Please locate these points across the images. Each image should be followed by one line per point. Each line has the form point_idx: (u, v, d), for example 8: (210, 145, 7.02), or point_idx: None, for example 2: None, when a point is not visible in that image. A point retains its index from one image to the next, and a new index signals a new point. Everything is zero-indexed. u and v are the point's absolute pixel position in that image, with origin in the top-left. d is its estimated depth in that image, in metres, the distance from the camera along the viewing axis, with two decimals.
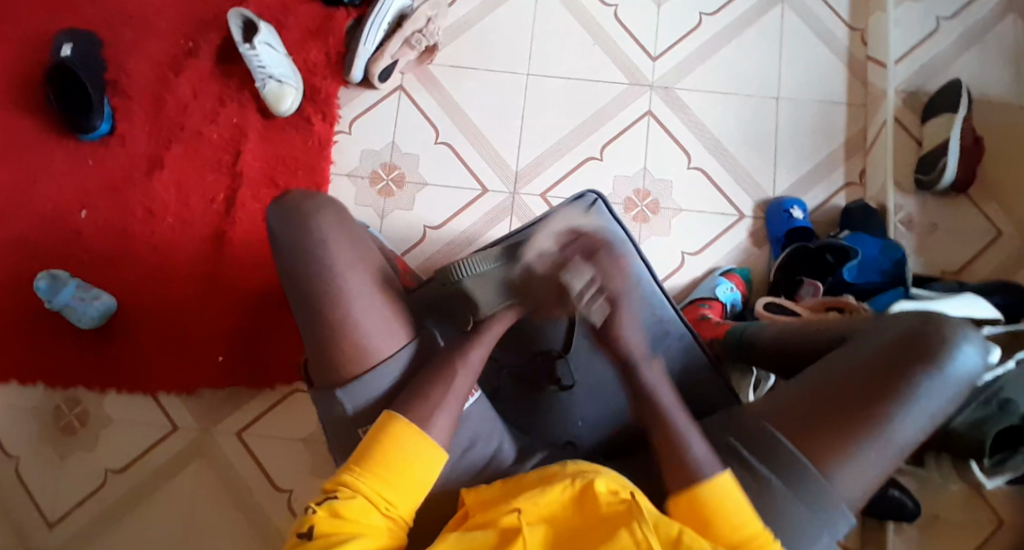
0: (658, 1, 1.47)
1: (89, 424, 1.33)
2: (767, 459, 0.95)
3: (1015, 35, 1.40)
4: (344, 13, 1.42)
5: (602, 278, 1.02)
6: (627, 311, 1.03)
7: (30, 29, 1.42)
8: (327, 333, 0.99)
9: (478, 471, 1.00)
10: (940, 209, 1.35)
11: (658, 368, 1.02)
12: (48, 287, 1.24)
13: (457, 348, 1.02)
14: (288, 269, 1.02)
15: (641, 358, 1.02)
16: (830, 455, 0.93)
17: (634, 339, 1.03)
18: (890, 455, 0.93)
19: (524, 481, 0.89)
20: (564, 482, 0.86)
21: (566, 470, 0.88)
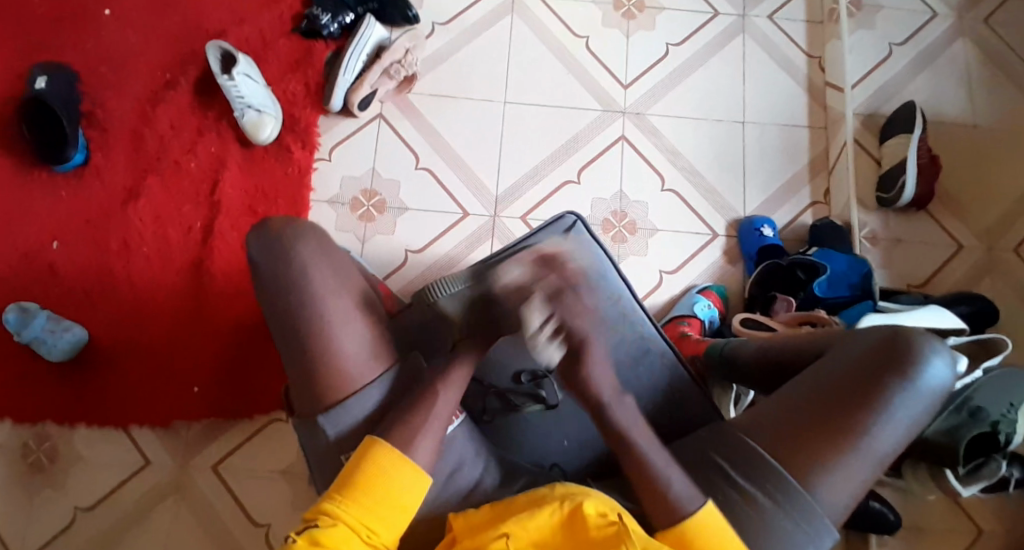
0: (627, 31, 1.48)
1: (58, 462, 1.30)
2: (750, 475, 0.93)
3: (965, 58, 1.47)
4: (323, 45, 1.43)
5: (562, 316, 0.97)
6: (596, 351, 0.98)
7: (6, 63, 1.42)
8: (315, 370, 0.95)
9: (464, 496, 0.97)
10: (902, 224, 1.41)
11: (629, 405, 0.96)
12: (19, 320, 1.27)
13: (439, 370, 0.98)
14: (271, 303, 0.96)
15: (611, 398, 0.96)
16: (811, 468, 0.91)
17: (604, 376, 0.98)
18: (870, 467, 0.92)
19: (514, 505, 0.87)
20: (553, 504, 0.85)
21: (555, 493, 0.87)
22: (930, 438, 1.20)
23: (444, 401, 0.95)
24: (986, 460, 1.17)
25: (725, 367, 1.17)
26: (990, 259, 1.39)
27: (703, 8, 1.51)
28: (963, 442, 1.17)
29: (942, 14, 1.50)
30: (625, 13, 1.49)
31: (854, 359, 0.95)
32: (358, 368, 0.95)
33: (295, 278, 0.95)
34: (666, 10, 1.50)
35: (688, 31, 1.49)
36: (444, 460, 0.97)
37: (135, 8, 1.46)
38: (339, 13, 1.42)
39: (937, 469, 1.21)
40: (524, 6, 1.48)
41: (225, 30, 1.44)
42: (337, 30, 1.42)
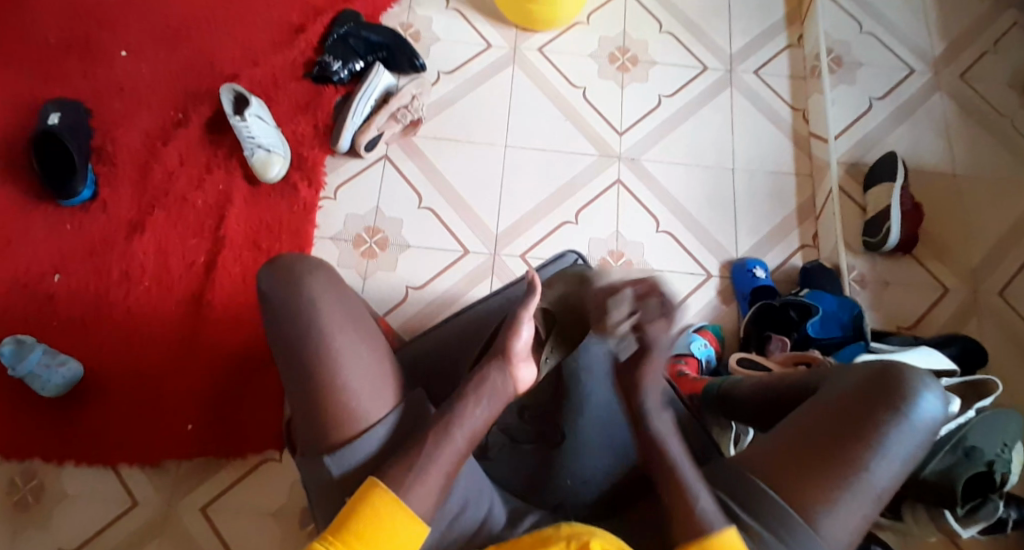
0: (623, 83, 1.55)
1: (43, 500, 1.27)
2: (753, 509, 0.90)
3: (942, 112, 1.56)
4: (332, 89, 1.49)
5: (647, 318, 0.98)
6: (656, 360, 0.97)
7: (21, 100, 1.46)
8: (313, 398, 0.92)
9: (467, 537, 0.93)
10: (889, 267, 1.46)
11: (668, 420, 0.96)
12: (14, 352, 1.24)
13: (449, 407, 0.93)
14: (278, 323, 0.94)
15: (652, 409, 0.96)
16: (810, 503, 0.89)
17: (653, 391, 0.97)
18: (868, 504, 0.90)
19: (520, 545, 0.85)
20: (559, 545, 0.83)
21: (560, 533, 0.85)
22: (926, 479, 1.15)
23: (453, 443, 0.89)
24: (983, 501, 1.14)
25: (722, 405, 1.17)
26: (976, 302, 1.43)
27: (693, 62, 1.59)
28: (960, 483, 1.12)
29: (919, 70, 1.59)
30: (620, 65, 1.57)
31: (848, 393, 0.95)
32: (366, 404, 0.91)
33: (304, 310, 0.92)
34: (658, 64, 1.58)
35: (679, 84, 1.57)
36: (452, 499, 0.93)
37: (150, 50, 1.51)
38: (349, 61, 1.49)
39: (934, 510, 1.17)
40: (525, 57, 1.56)
41: (238, 73, 1.50)
42: (347, 76, 1.49)
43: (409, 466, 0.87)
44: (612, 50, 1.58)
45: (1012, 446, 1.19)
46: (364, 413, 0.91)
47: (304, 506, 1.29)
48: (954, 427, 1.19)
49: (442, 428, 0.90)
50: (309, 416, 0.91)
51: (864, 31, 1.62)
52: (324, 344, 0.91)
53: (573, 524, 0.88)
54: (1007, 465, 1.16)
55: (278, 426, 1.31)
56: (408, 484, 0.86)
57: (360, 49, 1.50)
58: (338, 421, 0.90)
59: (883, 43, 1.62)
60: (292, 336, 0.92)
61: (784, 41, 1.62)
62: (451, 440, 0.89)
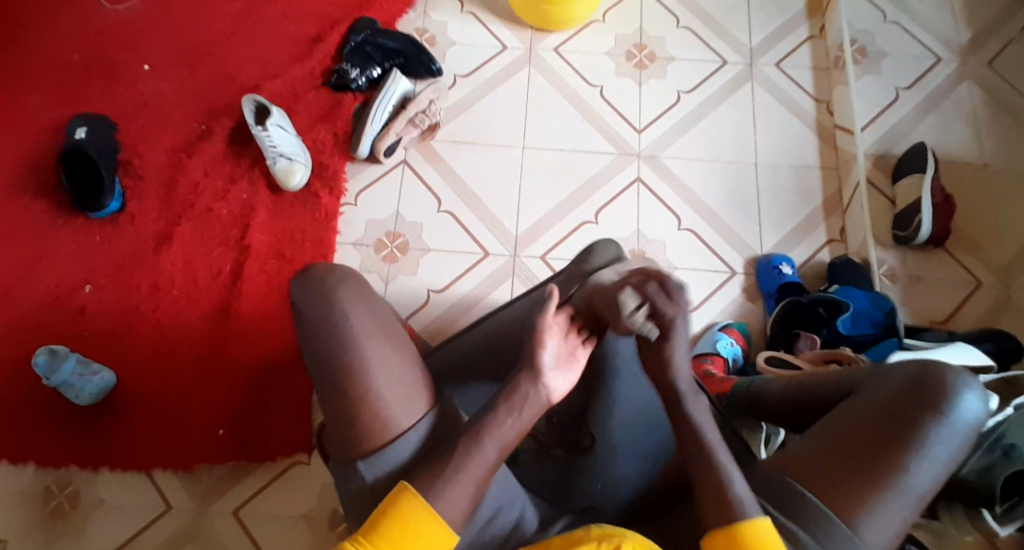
0: (640, 80, 1.54)
1: (79, 507, 1.29)
2: (790, 513, 0.89)
3: (971, 99, 1.51)
4: (351, 97, 1.50)
5: (654, 298, 0.96)
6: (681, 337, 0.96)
7: (52, 118, 1.50)
8: (333, 406, 0.93)
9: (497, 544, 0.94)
10: (920, 261, 1.42)
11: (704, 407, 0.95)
12: (47, 363, 1.25)
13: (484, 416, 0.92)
14: (299, 330, 0.95)
15: (688, 392, 0.95)
16: (849, 508, 0.87)
17: (684, 370, 0.96)
18: (910, 506, 0.88)
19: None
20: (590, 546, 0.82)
21: (591, 534, 0.83)
22: (963, 479, 1.11)
23: (482, 449, 0.89)
24: (1021, 500, 1.11)
25: (751, 407, 1.15)
26: (1012, 294, 1.38)
27: (711, 57, 1.57)
28: (998, 483, 1.08)
29: (945, 59, 1.55)
30: (636, 63, 1.56)
31: (886, 394, 0.93)
32: (396, 412, 0.92)
33: (331, 321, 0.93)
34: (675, 60, 1.56)
35: (697, 79, 1.55)
36: (482, 508, 0.94)
37: (173, 65, 1.54)
38: (367, 68, 1.50)
39: (972, 510, 1.13)
40: (540, 58, 1.55)
41: (259, 84, 1.52)
42: (365, 83, 1.50)
43: (431, 471, 0.87)
44: (628, 48, 1.57)
45: None
46: (392, 420, 0.92)
47: (334, 509, 1.30)
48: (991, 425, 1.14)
49: (470, 435, 0.90)
50: (337, 422, 0.93)
51: (887, 20, 1.59)
52: (351, 354, 0.92)
53: (603, 527, 0.86)
54: None
55: (307, 432, 1.32)
56: (430, 488, 0.86)
57: (376, 56, 1.51)
58: (368, 429, 0.91)
59: (907, 32, 1.58)
60: (318, 347, 0.93)
61: (804, 32, 1.59)
62: (475, 445, 0.89)
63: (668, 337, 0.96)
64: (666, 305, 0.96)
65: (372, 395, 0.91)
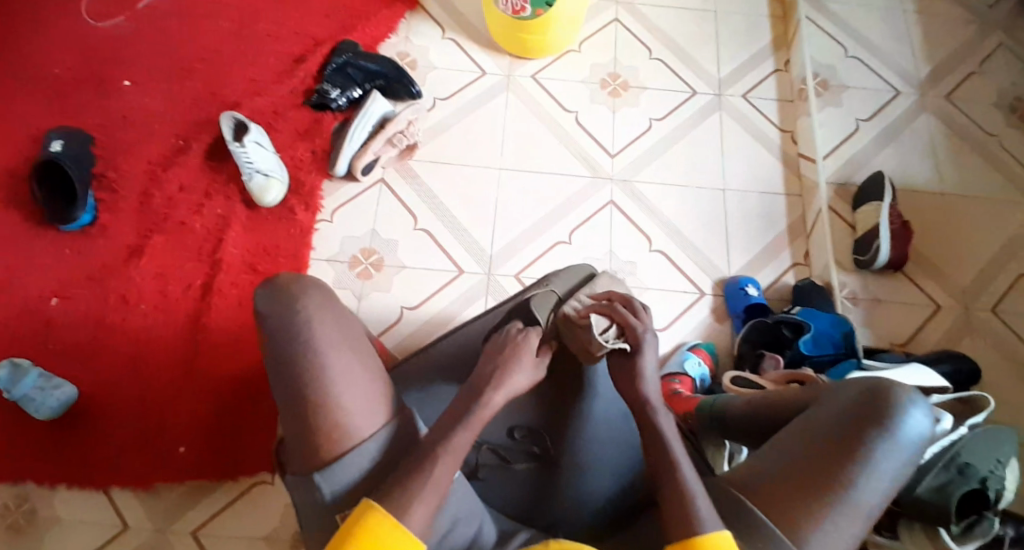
0: (614, 107, 1.59)
1: (35, 524, 1.26)
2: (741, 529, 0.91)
3: (928, 132, 1.59)
4: (331, 116, 1.53)
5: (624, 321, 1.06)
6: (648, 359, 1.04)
7: (26, 128, 1.49)
8: (304, 412, 0.93)
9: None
10: (880, 285, 1.47)
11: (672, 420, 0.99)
12: (9, 376, 1.24)
13: (443, 429, 0.93)
14: (270, 339, 0.96)
15: (658, 407, 0.99)
16: (797, 521, 0.90)
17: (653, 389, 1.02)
18: (859, 520, 0.91)
19: None
20: None
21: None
22: (920, 497, 1.13)
23: (454, 449, 0.91)
24: (978, 519, 1.14)
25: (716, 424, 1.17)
26: (968, 319, 1.44)
27: (682, 87, 1.62)
28: (954, 501, 1.11)
29: (904, 92, 1.63)
30: (610, 91, 1.61)
31: (837, 412, 0.96)
32: (358, 419, 0.93)
33: (299, 329, 0.95)
34: (648, 89, 1.61)
35: (668, 107, 1.60)
36: (444, 516, 0.94)
37: (153, 80, 1.55)
38: (347, 89, 1.53)
39: (931, 528, 1.14)
40: (518, 83, 1.59)
41: (239, 101, 1.53)
42: (346, 102, 1.53)
43: (397, 479, 0.88)
44: (604, 76, 1.62)
45: (1006, 463, 1.18)
46: (353, 428, 0.92)
47: (297, 532, 1.28)
48: (944, 445, 1.17)
49: (431, 442, 0.91)
50: (301, 431, 0.93)
51: (850, 55, 1.66)
52: (313, 362, 0.94)
53: (563, 541, 0.88)
54: (1000, 481, 1.14)
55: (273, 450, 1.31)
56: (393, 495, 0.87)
57: (358, 77, 1.54)
58: (330, 437, 0.92)
59: (869, 67, 1.65)
60: (283, 357, 0.95)
61: (771, 66, 1.66)
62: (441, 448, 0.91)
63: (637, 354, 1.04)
64: (635, 324, 1.05)
65: (340, 402, 0.93)
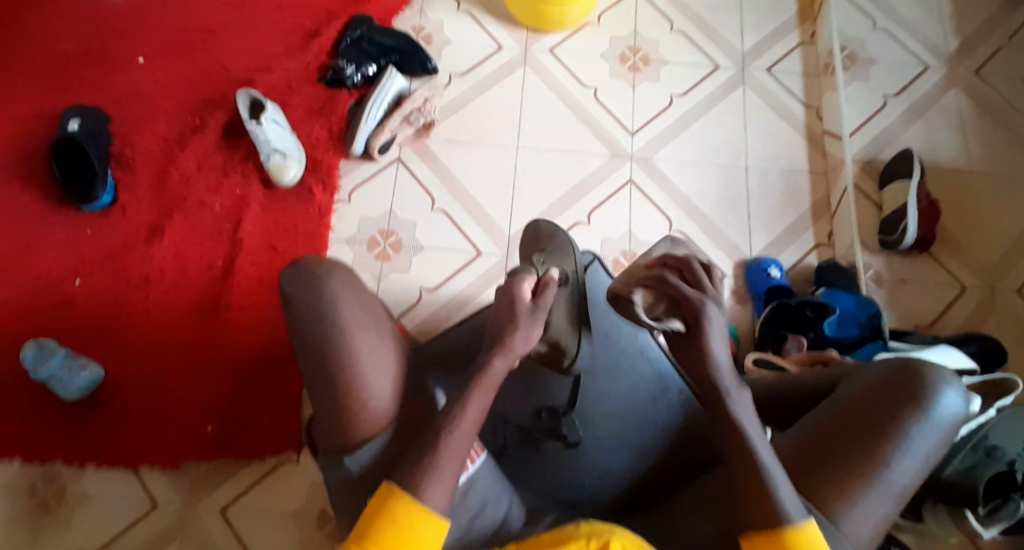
0: (634, 83, 1.55)
1: (65, 501, 1.29)
2: None
3: (958, 107, 1.54)
4: (347, 93, 1.51)
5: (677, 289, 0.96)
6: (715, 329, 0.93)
7: (42, 106, 1.48)
8: (332, 404, 0.96)
9: (487, 539, 0.99)
10: (906, 266, 1.44)
11: (748, 400, 0.92)
12: (35, 356, 1.26)
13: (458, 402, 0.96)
14: (297, 334, 0.98)
15: (728, 390, 0.92)
16: (834, 497, 0.91)
17: (722, 368, 0.93)
18: (890, 500, 0.93)
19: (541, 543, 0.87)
20: (579, 542, 0.84)
21: (579, 531, 0.86)
22: (947, 479, 1.13)
23: (469, 423, 0.94)
24: (1004, 501, 1.13)
25: None
26: (995, 298, 1.41)
27: (704, 61, 1.58)
28: (981, 483, 1.11)
29: (934, 65, 1.58)
30: (630, 66, 1.57)
31: (869, 391, 0.97)
32: (383, 408, 0.97)
33: (323, 313, 0.96)
34: (669, 63, 1.58)
35: (690, 82, 1.56)
36: (469, 502, 0.98)
37: (166, 56, 1.53)
38: (362, 65, 1.50)
39: (956, 510, 1.15)
40: (536, 58, 1.56)
41: (254, 78, 1.51)
42: (360, 79, 1.50)
43: (429, 472, 0.90)
44: (623, 50, 1.58)
45: None
46: (376, 419, 0.96)
47: (325, 507, 1.30)
48: (974, 427, 1.15)
49: (454, 424, 0.94)
50: (331, 416, 0.96)
51: (878, 27, 1.61)
52: (340, 348, 0.96)
53: (591, 524, 0.89)
54: None
55: (299, 430, 1.32)
56: (425, 486, 0.89)
57: (373, 52, 1.52)
58: (353, 429, 0.96)
59: (898, 39, 1.60)
60: (312, 347, 0.97)
61: (796, 38, 1.62)
62: (463, 426, 0.94)
63: (701, 331, 0.93)
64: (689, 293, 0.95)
65: (367, 393, 0.96)
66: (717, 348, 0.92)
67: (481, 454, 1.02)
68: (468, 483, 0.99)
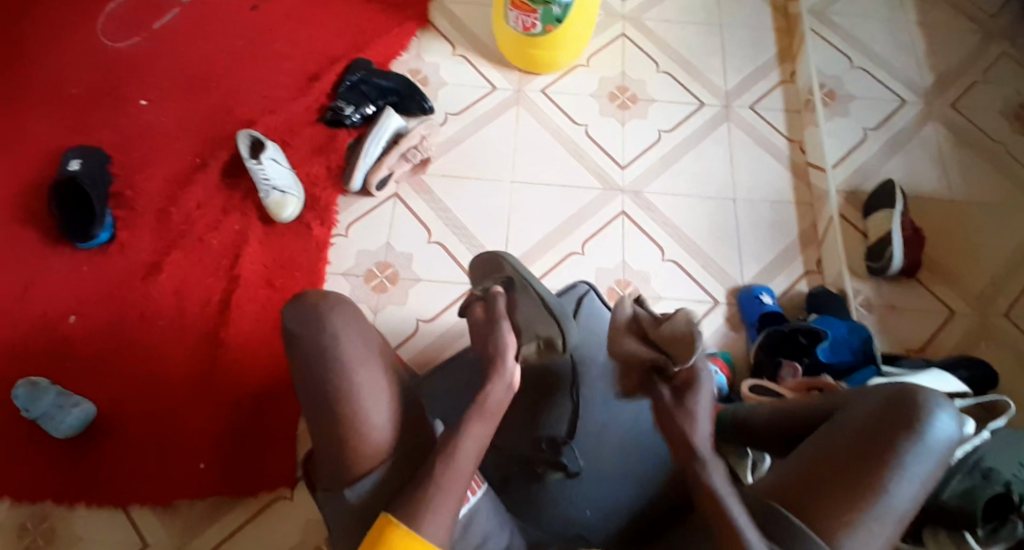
0: (623, 120, 1.61)
1: (53, 542, 1.26)
2: (779, 541, 0.92)
3: (936, 139, 1.60)
4: (346, 132, 1.54)
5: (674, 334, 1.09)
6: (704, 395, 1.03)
7: (44, 148, 1.51)
8: (336, 428, 0.95)
9: None
10: (894, 292, 1.47)
11: (720, 468, 0.98)
12: (27, 395, 1.25)
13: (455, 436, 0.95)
14: (304, 360, 0.98)
15: (708, 456, 0.98)
16: (832, 528, 0.91)
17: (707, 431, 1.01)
18: (890, 527, 0.93)
19: None
20: None
21: None
22: (946, 502, 1.12)
23: (465, 460, 0.94)
24: (1002, 523, 1.12)
25: (736, 432, 1.17)
26: (982, 324, 1.44)
27: (691, 99, 1.64)
28: (979, 504, 1.09)
29: (910, 101, 1.65)
30: (620, 104, 1.62)
31: (860, 419, 0.98)
32: (383, 437, 0.96)
33: (326, 344, 0.98)
34: (657, 101, 1.63)
35: (678, 119, 1.62)
36: (470, 532, 0.97)
37: (169, 100, 1.57)
38: (361, 105, 1.55)
39: (957, 535, 1.12)
40: (528, 98, 1.61)
41: (255, 119, 1.55)
42: (359, 119, 1.55)
43: (430, 502, 0.89)
44: (612, 89, 1.64)
45: None
46: (380, 446, 0.96)
47: (320, 541, 1.27)
48: (969, 450, 1.15)
49: (449, 457, 0.93)
50: (330, 442, 0.95)
51: (855, 66, 1.68)
52: (341, 380, 0.96)
53: None
54: None
55: (294, 466, 1.31)
56: (425, 515, 0.88)
57: (372, 95, 1.56)
58: (359, 454, 0.95)
59: (875, 77, 1.67)
60: (319, 369, 0.97)
61: (777, 77, 1.68)
62: (457, 461, 0.93)
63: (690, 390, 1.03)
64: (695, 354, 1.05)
65: (368, 421, 0.95)
66: (701, 418, 1.01)
67: (482, 486, 1.01)
68: (470, 514, 0.98)
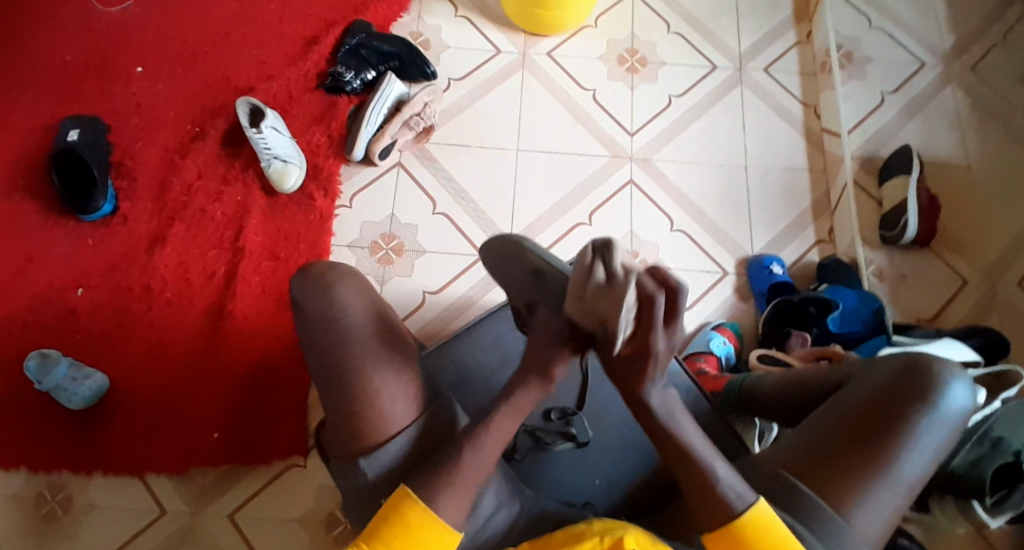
0: (632, 84, 1.56)
1: (70, 511, 1.28)
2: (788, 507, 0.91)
3: (954, 103, 1.55)
4: (346, 99, 1.51)
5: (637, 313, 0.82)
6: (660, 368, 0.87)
7: (42, 119, 1.49)
8: (340, 410, 0.94)
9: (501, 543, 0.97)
10: (907, 260, 1.45)
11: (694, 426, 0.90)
12: (39, 367, 1.25)
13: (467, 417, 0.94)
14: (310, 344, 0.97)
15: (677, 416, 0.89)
16: (841, 495, 0.90)
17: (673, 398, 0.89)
18: (900, 495, 0.91)
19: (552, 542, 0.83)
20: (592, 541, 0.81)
21: (593, 527, 0.83)
22: (954, 471, 1.10)
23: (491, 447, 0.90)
24: (1010, 491, 1.09)
25: (744, 404, 1.16)
26: (995, 292, 1.42)
27: (702, 62, 1.59)
28: (986, 476, 1.07)
29: (929, 64, 1.59)
30: (629, 67, 1.58)
31: (872, 388, 0.97)
32: (396, 411, 0.94)
33: (333, 316, 0.97)
34: (667, 64, 1.59)
35: (688, 84, 1.57)
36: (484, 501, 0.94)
37: (165, 67, 1.54)
38: (362, 70, 1.51)
39: (963, 502, 1.11)
40: (534, 61, 1.57)
41: (254, 86, 1.52)
42: (360, 85, 1.51)
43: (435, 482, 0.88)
44: (621, 52, 1.59)
45: None
46: (389, 422, 0.94)
47: (334, 509, 1.29)
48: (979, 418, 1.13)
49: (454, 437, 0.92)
50: (336, 424, 0.95)
51: (873, 26, 1.63)
52: (344, 359, 0.95)
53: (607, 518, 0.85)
54: None
55: (303, 436, 1.31)
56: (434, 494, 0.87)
57: (372, 59, 1.52)
58: (364, 434, 0.94)
59: (892, 38, 1.62)
60: (319, 350, 0.96)
61: (792, 38, 1.63)
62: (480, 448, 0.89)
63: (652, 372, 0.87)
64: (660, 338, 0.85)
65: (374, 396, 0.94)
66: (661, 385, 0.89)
67: None
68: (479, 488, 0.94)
